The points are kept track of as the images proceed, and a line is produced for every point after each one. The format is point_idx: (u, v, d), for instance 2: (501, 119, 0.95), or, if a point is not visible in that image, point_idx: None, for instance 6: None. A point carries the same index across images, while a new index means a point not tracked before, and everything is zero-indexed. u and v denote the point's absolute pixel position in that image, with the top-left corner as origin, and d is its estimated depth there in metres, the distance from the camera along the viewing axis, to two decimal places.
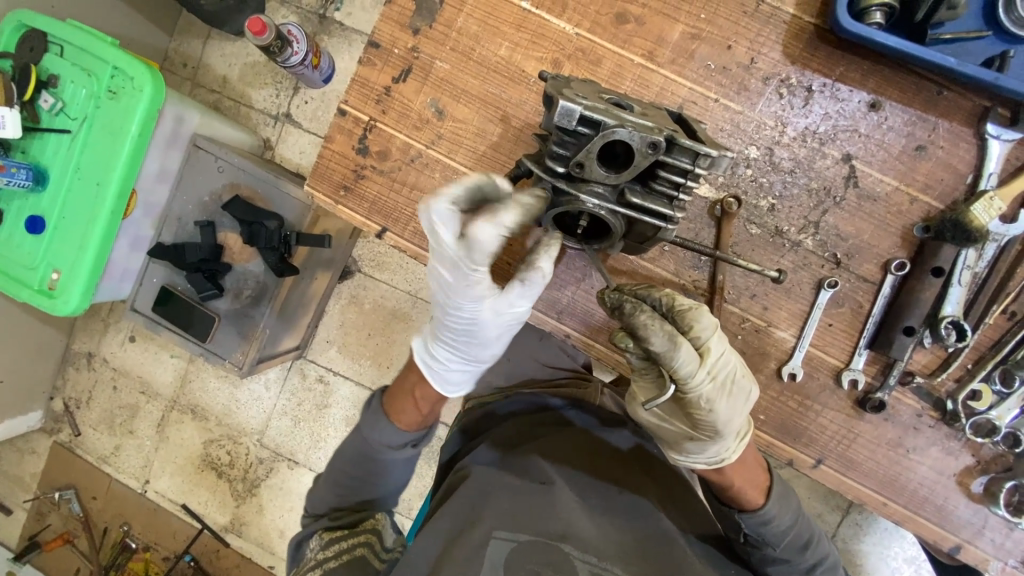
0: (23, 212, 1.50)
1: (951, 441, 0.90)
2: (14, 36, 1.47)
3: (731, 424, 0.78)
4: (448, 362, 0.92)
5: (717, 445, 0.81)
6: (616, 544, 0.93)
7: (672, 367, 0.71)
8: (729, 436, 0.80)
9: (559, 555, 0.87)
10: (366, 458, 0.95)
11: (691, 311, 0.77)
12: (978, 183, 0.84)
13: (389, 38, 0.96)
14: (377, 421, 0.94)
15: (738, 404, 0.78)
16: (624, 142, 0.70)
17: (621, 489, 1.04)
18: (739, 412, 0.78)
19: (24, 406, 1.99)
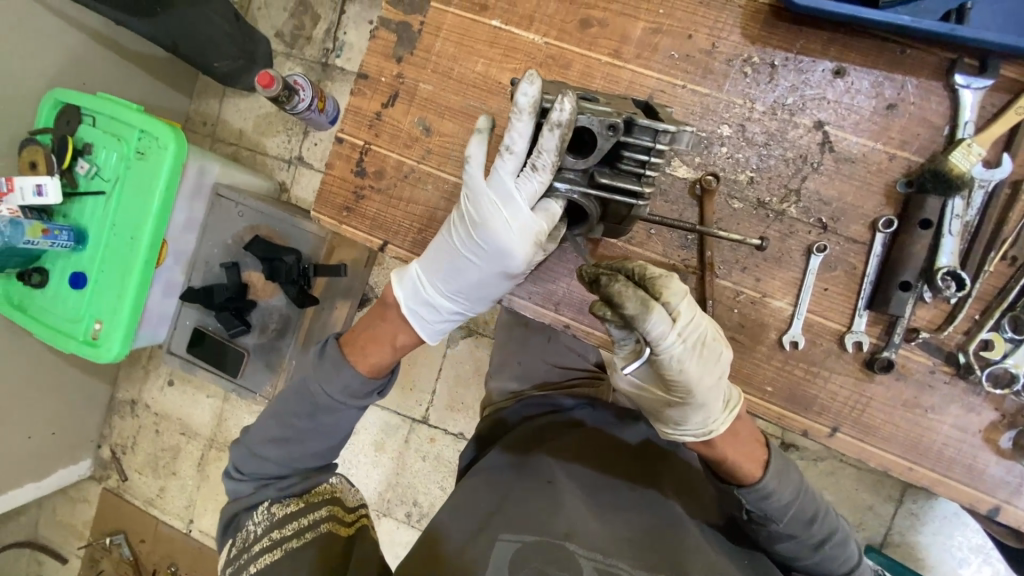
0: (67, 269, 1.65)
1: (971, 396, 0.87)
2: (51, 113, 1.63)
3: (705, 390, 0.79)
4: (439, 315, 0.94)
5: (699, 414, 0.81)
6: (625, 540, 0.93)
7: (646, 330, 0.74)
8: (709, 406, 0.81)
9: (563, 554, 0.88)
10: (321, 410, 0.96)
11: (661, 278, 0.79)
12: (955, 133, 0.85)
13: (376, 69, 1.05)
14: (341, 369, 0.95)
15: (710, 369, 0.79)
16: (587, 128, 0.77)
17: (633, 487, 1.04)
18: (712, 378, 0.79)
19: (75, 455, 2.12)
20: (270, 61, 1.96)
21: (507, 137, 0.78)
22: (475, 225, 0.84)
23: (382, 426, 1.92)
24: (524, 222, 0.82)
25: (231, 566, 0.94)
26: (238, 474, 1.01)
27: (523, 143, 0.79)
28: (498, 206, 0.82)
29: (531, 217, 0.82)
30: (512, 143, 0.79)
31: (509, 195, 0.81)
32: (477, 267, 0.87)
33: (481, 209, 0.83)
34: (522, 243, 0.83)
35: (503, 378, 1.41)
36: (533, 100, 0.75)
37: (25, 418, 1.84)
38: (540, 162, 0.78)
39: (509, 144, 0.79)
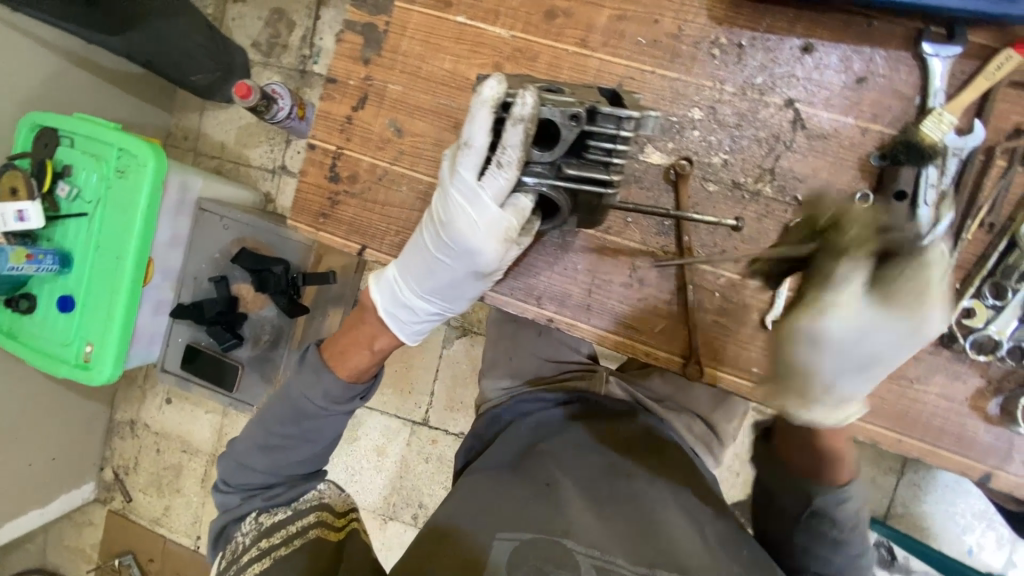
0: (54, 293, 1.63)
1: (956, 365, 0.87)
2: (28, 137, 1.61)
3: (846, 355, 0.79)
4: (417, 316, 0.95)
5: (839, 381, 0.82)
6: (616, 536, 0.93)
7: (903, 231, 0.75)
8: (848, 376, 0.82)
9: (557, 550, 0.90)
10: (306, 415, 0.98)
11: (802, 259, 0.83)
12: (926, 103, 0.84)
13: (344, 72, 1.04)
14: (320, 374, 0.98)
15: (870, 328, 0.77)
16: (550, 120, 0.77)
17: (631, 477, 1.04)
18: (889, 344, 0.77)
19: (78, 479, 2.11)
20: (247, 73, 1.95)
21: (466, 133, 0.80)
22: (443, 224, 0.85)
23: (383, 430, 1.91)
24: (491, 217, 0.82)
25: None
26: (225, 487, 1.02)
27: (483, 138, 0.79)
28: (464, 203, 0.82)
29: (498, 214, 0.82)
30: (473, 139, 0.80)
31: (473, 191, 0.81)
32: (449, 266, 0.87)
33: (447, 207, 0.83)
34: (490, 239, 0.83)
35: (495, 375, 1.41)
36: (497, 94, 0.77)
37: (23, 445, 1.83)
38: (504, 156, 0.79)
39: (470, 139, 0.80)
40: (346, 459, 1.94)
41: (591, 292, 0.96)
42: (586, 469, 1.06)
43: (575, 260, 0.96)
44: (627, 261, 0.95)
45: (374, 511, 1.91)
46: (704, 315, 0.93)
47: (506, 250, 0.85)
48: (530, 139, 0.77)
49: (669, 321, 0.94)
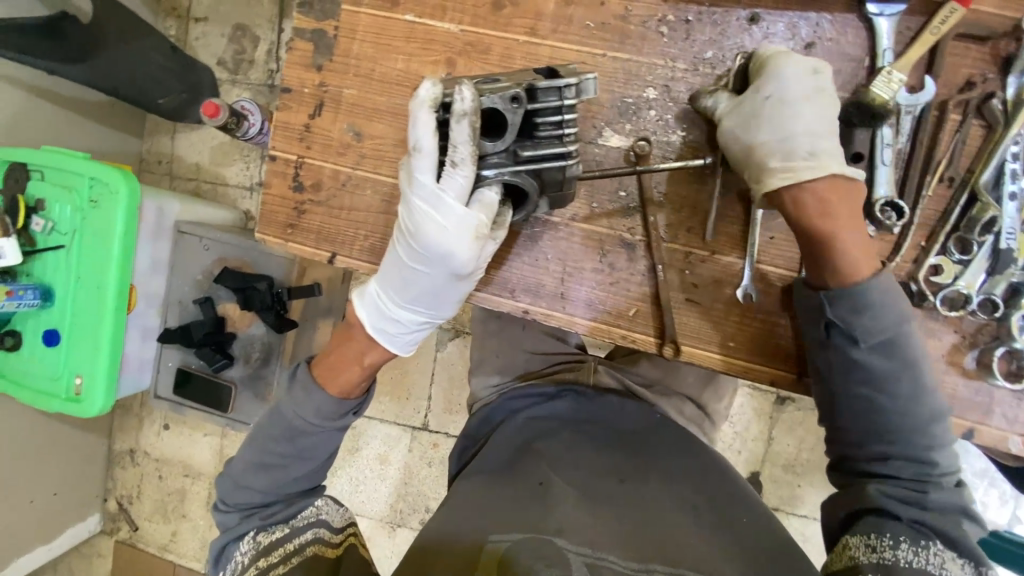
0: (38, 328, 1.61)
1: (930, 322, 0.87)
2: (1, 174, 1.60)
3: (767, 121, 0.79)
4: (406, 327, 0.92)
5: (782, 146, 0.78)
6: (612, 535, 0.88)
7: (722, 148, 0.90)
8: (792, 130, 0.78)
9: (547, 545, 0.82)
10: (299, 432, 0.95)
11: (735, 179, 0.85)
12: (876, 62, 0.84)
13: (298, 81, 1.03)
14: (310, 392, 0.95)
15: (756, 100, 0.80)
16: (493, 109, 0.77)
17: (626, 480, 1.02)
18: (781, 95, 0.78)
19: (81, 513, 2.08)
20: (216, 91, 1.87)
21: (414, 137, 0.78)
22: (411, 231, 0.83)
23: (384, 438, 1.91)
24: (459, 217, 0.80)
25: None
26: (224, 506, 1.00)
27: (432, 140, 0.78)
28: (428, 208, 0.81)
29: (464, 212, 0.80)
30: (422, 141, 0.78)
31: (434, 194, 0.79)
32: (426, 273, 0.85)
33: (412, 215, 0.82)
34: (462, 239, 0.81)
35: (484, 373, 1.39)
36: (434, 93, 0.77)
37: (20, 484, 1.79)
38: (457, 154, 0.77)
39: (419, 143, 0.78)
40: (349, 469, 1.93)
41: (563, 280, 0.95)
42: (582, 464, 1.05)
43: (544, 250, 0.96)
44: (596, 247, 0.94)
45: (381, 520, 1.90)
46: (678, 294, 0.93)
47: (481, 247, 0.83)
48: (478, 131, 0.76)
49: (643, 304, 0.94)
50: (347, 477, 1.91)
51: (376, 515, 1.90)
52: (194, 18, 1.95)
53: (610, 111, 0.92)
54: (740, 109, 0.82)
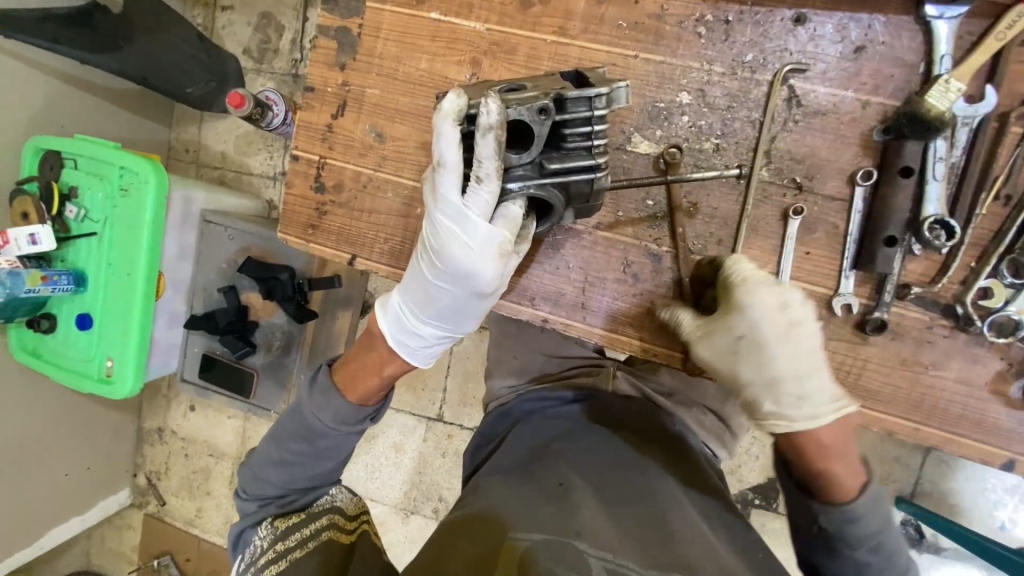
0: (72, 313, 1.62)
1: (973, 348, 0.82)
2: (34, 160, 1.59)
3: (751, 379, 0.81)
4: (428, 340, 0.93)
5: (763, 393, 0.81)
6: (625, 534, 0.85)
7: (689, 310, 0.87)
8: (781, 390, 0.79)
9: (571, 554, 0.79)
10: (317, 433, 0.96)
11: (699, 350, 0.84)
12: (932, 69, 0.79)
13: (321, 80, 1.02)
14: (330, 398, 0.95)
15: (726, 340, 0.81)
16: (519, 121, 0.74)
17: (642, 470, 1.00)
18: (759, 341, 0.79)
19: (113, 486, 2.16)
20: (241, 79, 1.88)
21: (438, 152, 0.77)
22: (434, 249, 0.82)
23: (401, 428, 1.93)
24: (483, 235, 0.79)
25: None
26: (245, 494, 1.03)
27: (456, 155, 0.77)
28: (451, 226, 0.79)
29: (489, 230, 0.78)
30: (446, 156, 0.77)
31: (458, 212, 0.78)
32: (449, 290, 0.84)
33: (435, 232, 0.81)
34: (485, 258, 0.80)
35: (501, 374, 1.39)
36: (458, 105, 0.75)
37: (56, 458, 1.87)
38: (482, 170, 0.75)
39: (444, 158, 0.77)
40: (365, 457, 1.96)
41: (585, 290, 0.93)
42: (603, 470, 0.99)
43: (566, 259, 0.94)
44: (619, 257, 0.92)
45: (395, 507, 1.93)
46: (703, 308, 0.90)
47: (504, 265, 0.82)
48: (504, 146, 0.74)
49: (666, 317, 0.91)
50: (363, 464, 1.95)
51: (390, 502, 1.94)
52: (220, 6, 1.95)
53: (641, 116, 0.88)
54: (713, 352, 0.82)
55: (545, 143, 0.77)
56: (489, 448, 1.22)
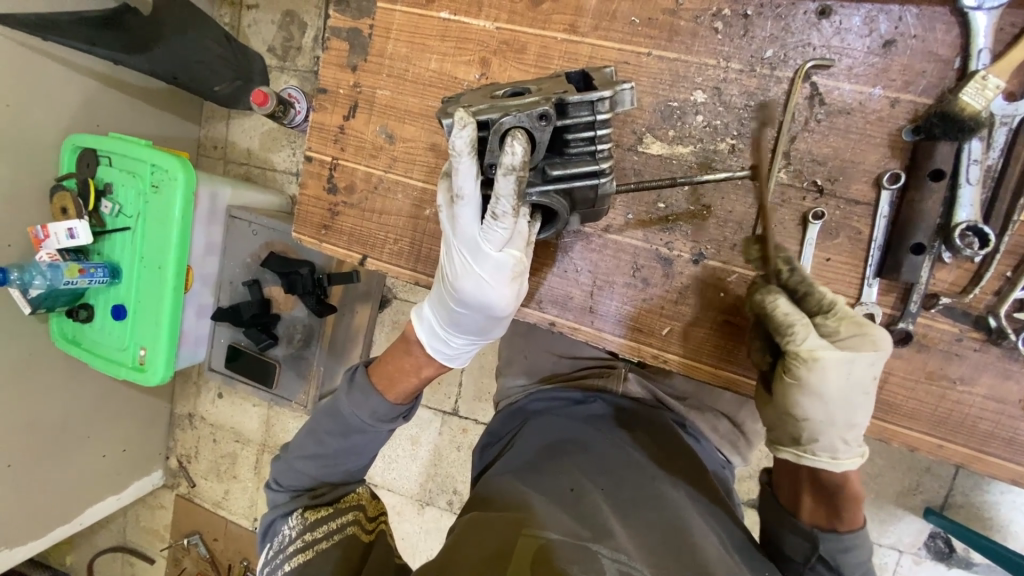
0: (107, 304, 1.68)
1: (1006, 363, 0.78)
2: (72, 158, 1.65)
3: (843, 416, 0.75)
4: (457, 350, 0.96)
5: (845, 432, 0.76)
6: (648, 544, 0.83)
7: (802, 347, 0.74)
8: (856, 433, 0.77)
9: (586, 554, 0.78)
10: (352, 430, 0.99)
11: (800, 395, 0.75)
12: (968, 65, 0.74)
13: (333, 81, 1.03)
14: (369, 395, 0.99)
15: (854, 378, 0.74)
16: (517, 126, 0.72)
17: (658, 475, 0.97)
18: (872, 383, 0.75)
19: (147, 467, 2.25)
20: (265, 77, 1.89)
21: (456, 184, 0.76)
22: (451, 274, 0.85)
23: (417, 420, 1.95)
24: (495, 264, 0.82)
25: (267, 566, 0.96)
26: (277, 486, 1.05)
27: (474, 186, 0.76)
28: (467, 255, 0.82)
29: (501, 257, 0.81)
30: (463, 188, 0.76)
31: (474, 242, 0.81)
32: (467, 313, 0.88)
33: (453, 258, 0.84)
34: (501, 284, 0.83)
35: (512, 373, 1.38)
36: (470, 140, 0.71)
37: (93, 439, 1.97)
38: (500, 207, 0.77)
39: (462, 190, 0.76)
40: (384, 447, 2.00)
41: (593, 293, 0.92)
42: (619, 471, 0.97)
43: (576, 262, 0.92)
44: (629, 260, 0.90)
45: (412, 497, 1.97)
46: (717, 315, 0.87)
47: (519, 287, 0.85)
48: (524, 184, 0.74)
49: (676, 324, 0.89)
50: (381, 454, 1.99)
51: (406, 492, 1.98)
52: (247, 5, 1.97)
53: (653, 115, 0.86)
54: (835, 383, 0.73)
55: (547, 148, 0.76)
56: (500, 446, 1.21)
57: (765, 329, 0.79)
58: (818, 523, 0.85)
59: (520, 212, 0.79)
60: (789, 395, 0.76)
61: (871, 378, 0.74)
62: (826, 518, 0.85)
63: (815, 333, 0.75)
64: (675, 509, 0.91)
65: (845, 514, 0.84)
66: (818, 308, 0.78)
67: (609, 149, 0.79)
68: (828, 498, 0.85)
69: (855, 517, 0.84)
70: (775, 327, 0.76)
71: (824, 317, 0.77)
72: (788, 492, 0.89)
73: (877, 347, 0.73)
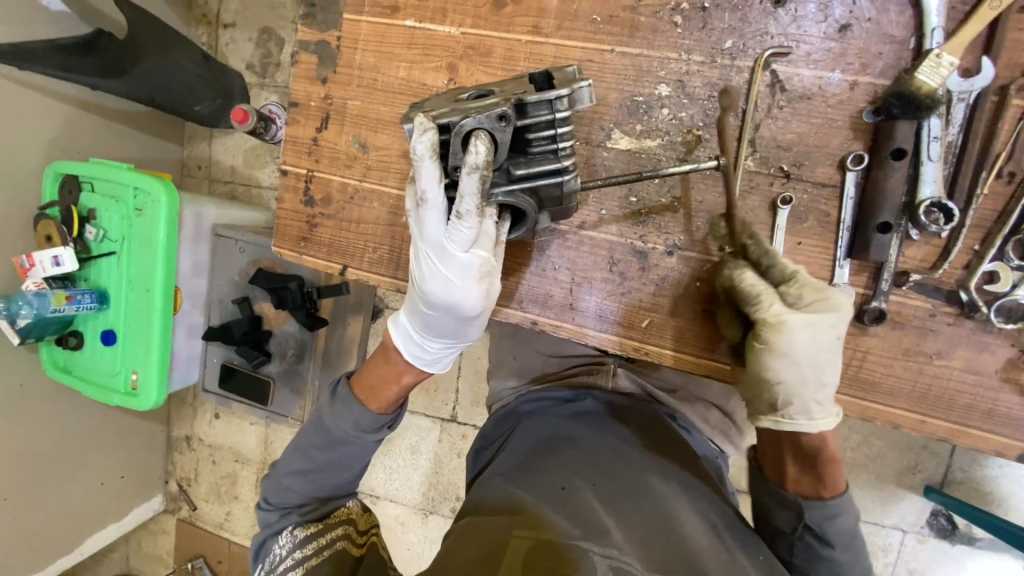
0: (96, 330, 1.67)
1: (981, 336, 0.78)
2: (53, 185, 1.64)
3: (812, 376, 0.76)
4: (434, 354, 0.97)
5: (816, 392, 0.77)
6: (637, 539, 0.83)
7: (766, 312, 0.76)
8: (828, 393, 0.77)
9: (574, 551, 0.78)
10: (339, 442, 0.99)
11: (767, 354, 0.76)
12: (923, 44, 0.75)
13: (305, 94, 1.03)
14: (351, 406, 0.98)
15: (819, 337, 0.74)
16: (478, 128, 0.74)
17: (647, 469, 0.98)
18: (838, 342, 0.75)
19: (146, 493, 2.23)
20: (245, 95, 1.90)
21: (420, 188, 0.77)
22: (419, 277, 0.85)
23: (415, 429, 1.95)
24: (462, 265, 0.82)
25: None
26: (267, 504, 1.04)
27: (438, 190, 0.78)
28: (434, 257, 0.83)
29: (467, 258, 0.82)
30: (427, 192, 0.78)
31: (440, 244, 0.82)
32: (438, 316, 0.88)
33: (420, 262, 0.85)
34: (469, 284, 0.84)
35: (502, 375, 1.38)
36: (431, 145, 0.74)
37: (89, 467, 1.95)
38: (464, 207, 0.78)
39: (426, 194, 0.78)
40: (383, 458, 1.99)
41: (572, 290, 0.92)
42: (608, 467, 0.97)
43: (553, 260, 0.93)
44: (606, 255, 0.90)
45: (414, 507, 1.96)
46: (694, 304, 0.88)
47: (488, 286, 0.85)
48: (488, 184, 0.76)
49: (656, 316, 0.89)
50: (381, 465, 1.98)
51: (408, 502, 1.97)
52: (222, 24, 1.98)
53: (620, 111, 0.86)
54: (803, 343, 0.74)
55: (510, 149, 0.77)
56: (492, 449, 1.21)
57: (733, 300, 0.81)
58: (805, 493, 0.87)
59: (484, 212, 0.80)
60: (758, 361, 0.77)
61: (834, 338, 0.75)
62: (813, 488, 0.87)
63: (778, 299, 0.76)
64: (665, 501, 0.91)
65: (828, 481, 0.86)
66: (781, 278, 0.79)
67: (572, 146, 0.80)
68: (813, 468, 0.86)
69: (838, 481, 0.86)
70: (742, 297, 0.78)
71: (785, 287, 0.78)
72: (773, 467, 0.90)
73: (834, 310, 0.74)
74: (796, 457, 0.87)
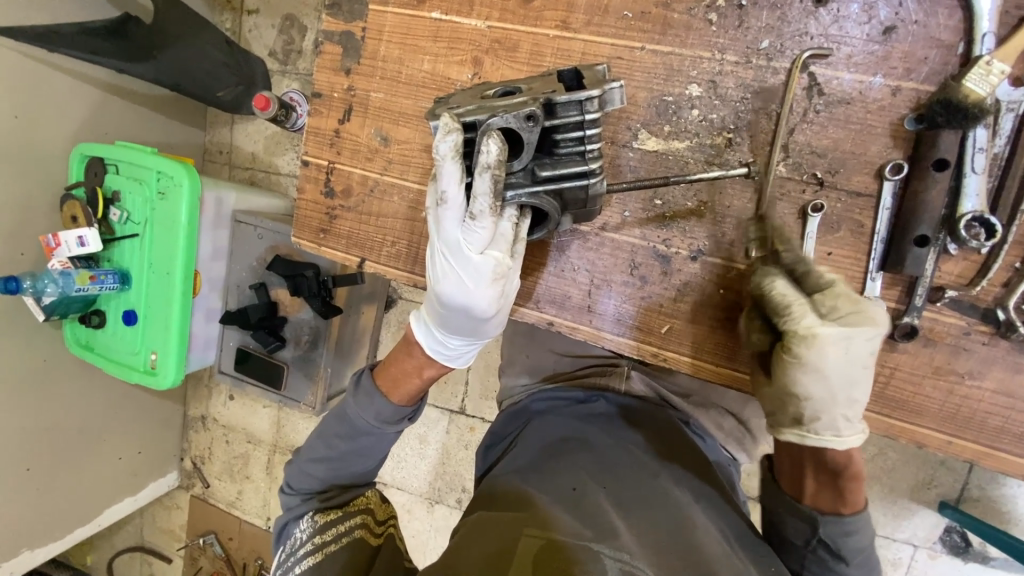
0: (118, 309, 1.70)
1: (1016, 357, 0.75)
2: (80, 167, 1.67)
3: (840, 392, 0.74)
4: (453, 351, 0.96)
5: (841, 408, 0.75)
6: (650, 544, 0.82)
7: (800, 325, 0.73)
8: (854, 409, 0.75)
9: (588, 552, 0.77)
10: (360, 432, 1.00)
11: (795, 367, 0.74)
12: (972, 50, 0.71)
13: (328, 85, 1.03)
14: (373, 398, 0.99)
15: (855, 353, 0.72)
16: (505, 128, 0.73)
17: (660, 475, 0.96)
18: (871, 358, 0.73)
19: (162, 469, 2.29)
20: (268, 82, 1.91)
21: (440, 188, 0.77)
22: (436, 276, 0.85)
23: (424, 419, 1.96)
24: (475, 267, 0.81)
25: (279, 568, 0.96)
26: (289, 489, 1.06)
27: (457, 189, 0.77)
28: (449, 257, 0.82)
29: (481, 259, 0.81)
30: (446, 192, 0.78)
31: (456, 245, 0.81)
32: (454, 315, 0.88)
33: (436, 261, 0.84)
34: (482, 286, 0.83)
35: (515, 372, 1.38)
36: (454, 146, 0.73)
37: (108, 443, 2.00)
38: (477, 207, 0.78)
39: (445, 193, 0.78)
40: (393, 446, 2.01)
41: (591, 292, 0.91)
42: (620, 470, 0.97)
43: (572, 261, 0.91)
44: (627, 258, 0.89)
45: (421, 496, 1.98)
46: (717, 311, 0.86)
47: (502, 288, 0.84)
48: (500, 184, 0.76)
49: (676, 322, 0.88)
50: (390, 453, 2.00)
51: (416, 491, 1.99)
52: (247, 10, 1.98)
53: (648, 111, 0.84)
54: (837, 358, 0.72)
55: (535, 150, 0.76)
56: (503, 446, 1.21)
57: (763, 310, 0.78)
58: (821, 508, 0.85)
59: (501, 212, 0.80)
60: (786, 373, 0.75)
61: (867, 354, 0.73)
62: (830, 504, 0.85)
63: (813, 313, 0.73)
64: (678, 508, 0.90)
65: (848, 497, 0.84)
66: (817, 288, 0.76)
67: (599, 148, 0.78)
68: (834, 484, 0.84)
69: (858, 499, 0.84)
70: (771, 308, 0.76)
71: (821, 297, 0.75)
72: (791, 479, 0.89)
73: (869, 328, 0.71)
74: (817, 472, 0.85)
